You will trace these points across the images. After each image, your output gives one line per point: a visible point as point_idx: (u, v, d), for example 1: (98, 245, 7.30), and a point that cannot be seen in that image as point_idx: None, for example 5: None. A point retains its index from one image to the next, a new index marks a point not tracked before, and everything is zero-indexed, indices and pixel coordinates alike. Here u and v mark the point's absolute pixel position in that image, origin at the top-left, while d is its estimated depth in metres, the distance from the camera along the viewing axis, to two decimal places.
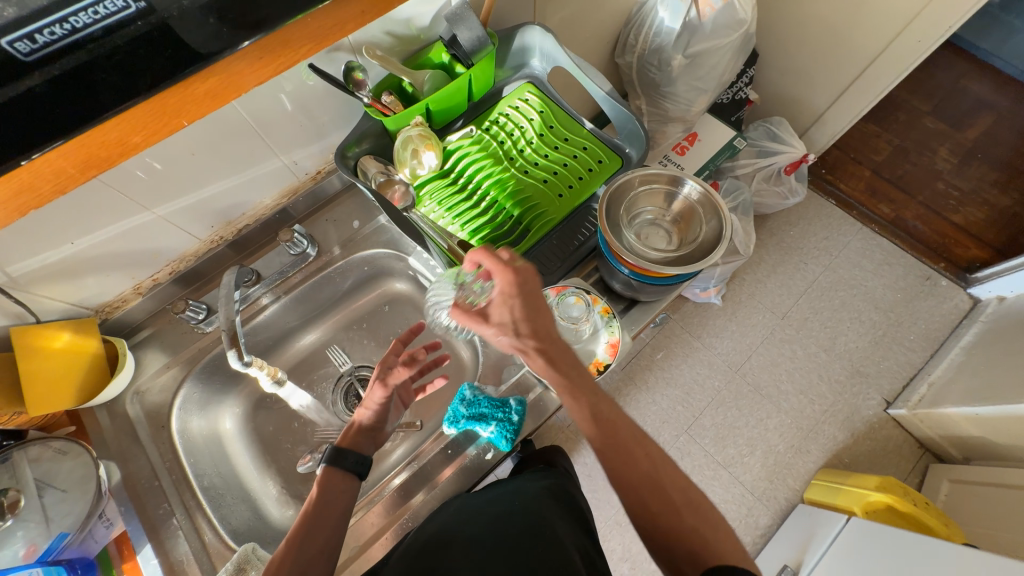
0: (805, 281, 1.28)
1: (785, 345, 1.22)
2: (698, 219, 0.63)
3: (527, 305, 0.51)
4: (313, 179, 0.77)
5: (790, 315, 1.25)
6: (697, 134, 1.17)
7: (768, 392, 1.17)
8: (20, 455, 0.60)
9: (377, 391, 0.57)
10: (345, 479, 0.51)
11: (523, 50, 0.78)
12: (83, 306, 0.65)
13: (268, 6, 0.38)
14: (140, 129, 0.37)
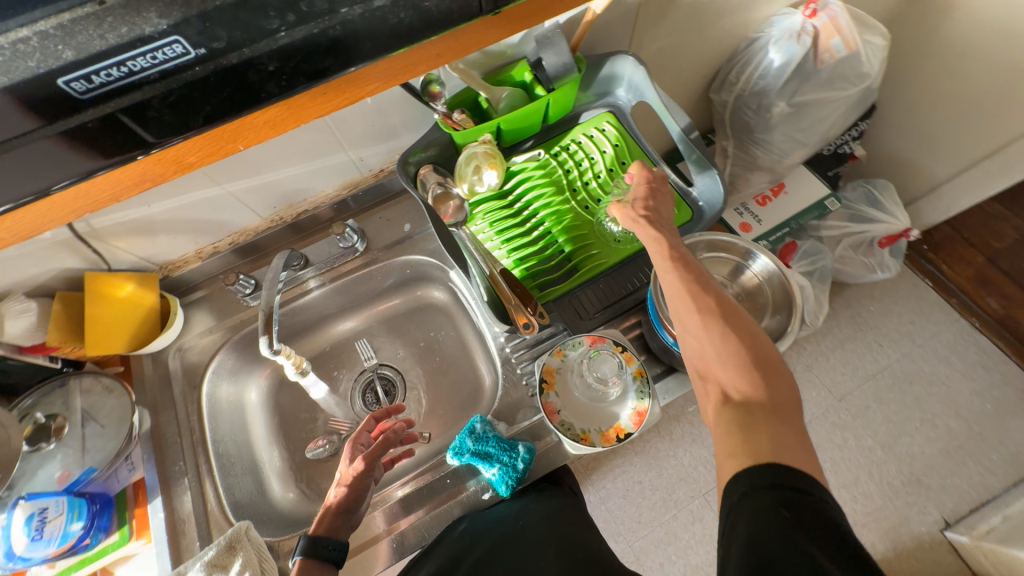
0: (877, 365, 1.14)
1: (837, 431, 1.08)
2: (764, 304, 0.55)
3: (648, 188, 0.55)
4: (375, 176, 0.78)
5: (850, 400, 1.11)
6: (784, 185, 1.08)
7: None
8: (74, 384, 0.66)
9: (348, 474, 0.56)
10: (321, 569, 0.49)
11: (610, 79, 0.74)
12: (150, 261, 0.70)
13: (330, 58, 0.33)
14: (199, 154, 0.36)
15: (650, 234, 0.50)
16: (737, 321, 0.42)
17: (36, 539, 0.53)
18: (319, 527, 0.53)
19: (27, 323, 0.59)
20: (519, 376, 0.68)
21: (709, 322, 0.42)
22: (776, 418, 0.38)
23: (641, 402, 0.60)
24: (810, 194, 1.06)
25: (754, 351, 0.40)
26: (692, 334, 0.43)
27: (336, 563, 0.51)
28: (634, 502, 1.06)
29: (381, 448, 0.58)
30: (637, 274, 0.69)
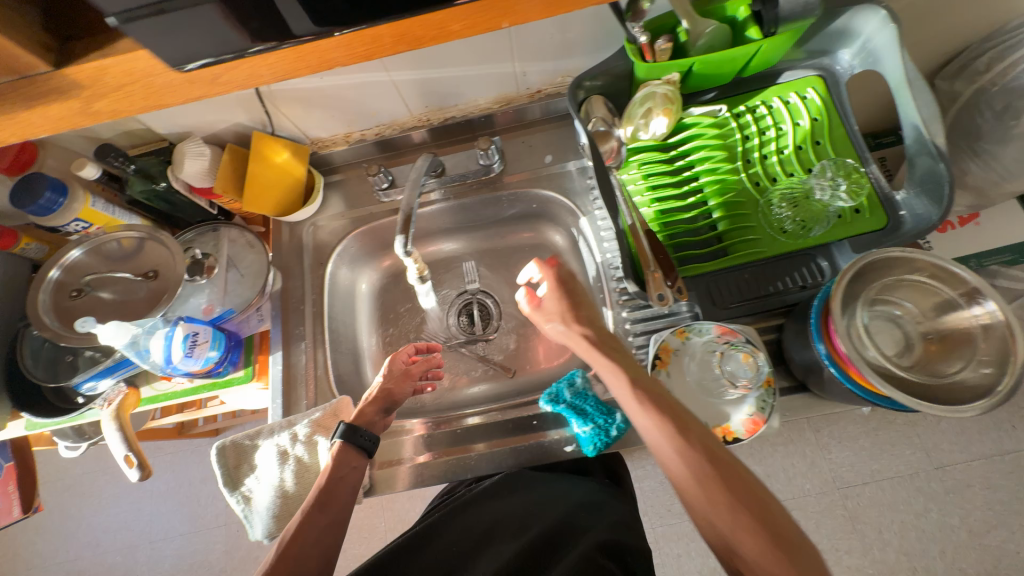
0: (1002, 447, 0.97)
1: (919, 498, 0.97)
2: (969, 355, 0.45)
3: (572, 296, 0.59)
4: (530, 96, 0.73)
5: (948, 470, 0.98)
6: (976, 216, 0.86)
7: (862, 528, 0.99)
8: (225, 232, 0.73)
9: (387, 378, 0.62)
10: (356, 457, 0.56)
11: (839, 35, 0.60)
12: (304, 134, 0.72)
13: None
14: (406, 41, 0.29)
15: (602, 360, 0.52)
16: (711, 442, 0.44)
17: (189, 356, 0.60)
18: (359, 415, 0.59)
19: (201, 166, 0.64)
20: (628, 346, 0.63)
21: (688, 443, 0.44)
22: (789, 558, 0.37)
23: (759, 411, 0.54)
24: (1010, 231, 0.83)
25: (733, 471, 0.42)
26: (677, 462, 0.44)
27: (369, 452, 0.56)
28: (668, 491, 1.04)
29: (423, 365, 0.65)
30: (795, 275, 0.60)
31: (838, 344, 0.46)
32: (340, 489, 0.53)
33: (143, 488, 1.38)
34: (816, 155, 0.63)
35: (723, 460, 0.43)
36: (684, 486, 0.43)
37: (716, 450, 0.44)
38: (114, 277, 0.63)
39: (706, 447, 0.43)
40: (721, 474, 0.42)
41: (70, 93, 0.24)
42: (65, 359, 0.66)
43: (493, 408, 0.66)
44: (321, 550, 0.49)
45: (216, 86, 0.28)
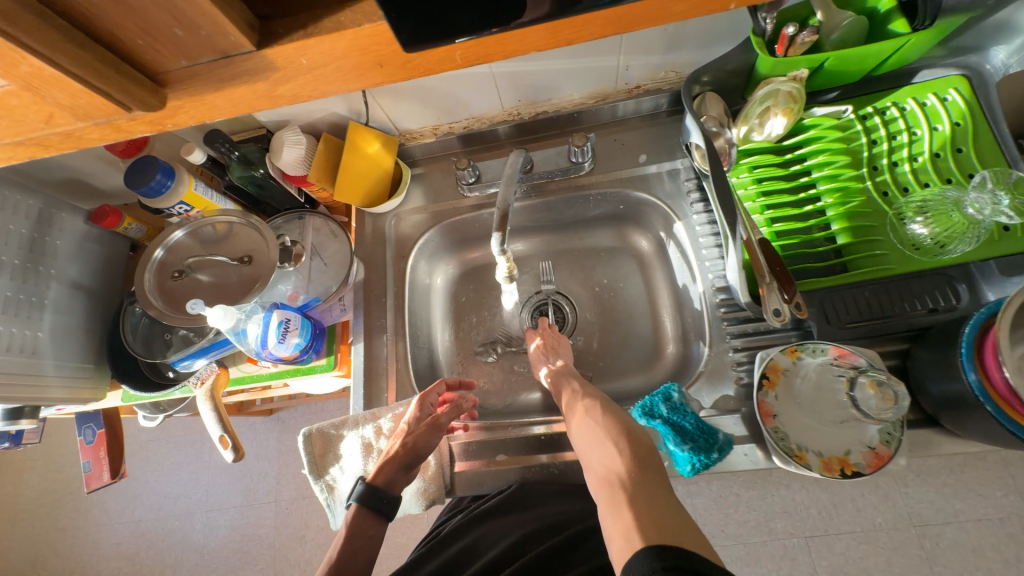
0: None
1: (1010, 546, 0.84)
2: None
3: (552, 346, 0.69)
4: (627, 92, 0.70)
5: None
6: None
7: (940, 571, 0.86)
8: (310, 219, 0.73)
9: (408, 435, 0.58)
10: (374, 524, 0.56)
11: (997, 29, 0.54)
12: (394, 125, 0.72)
13: None
14: (620, 22, 0.27)
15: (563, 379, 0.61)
16: (639, 444, 0.48)
17: (281, 342, 0.61)
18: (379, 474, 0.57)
19: (297, 155, 0.65)
20: (729, 362, 0.59)
21: (610, 438, 0.49)
22: (674, 531, 0.37)
23: (884, 445, 0.49)
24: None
25: (647, 468, 0.45)
26: (599, 457, 0.48)
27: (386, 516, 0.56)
28: (723, 511, 0.97)
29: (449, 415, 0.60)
30: (928, 296, 0.54)
31: (1006, 375, 0.41)
32: (354, 561, 0.53)
33: (199, 458, 1.44)
34: (957, 164, 0.56)
35: (641, 458, 0.47)
36: (611, 481, 0.45)
37: (642, 451, 0.48)
38: (213, 260, 0.63)
39: (631, 445, 0.48)
40: (642, 468, 0.45)
41: (260, 75, 0.26)
42: (163, 335, 0.68)
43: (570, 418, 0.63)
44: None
45: (418, 67, 0.27)
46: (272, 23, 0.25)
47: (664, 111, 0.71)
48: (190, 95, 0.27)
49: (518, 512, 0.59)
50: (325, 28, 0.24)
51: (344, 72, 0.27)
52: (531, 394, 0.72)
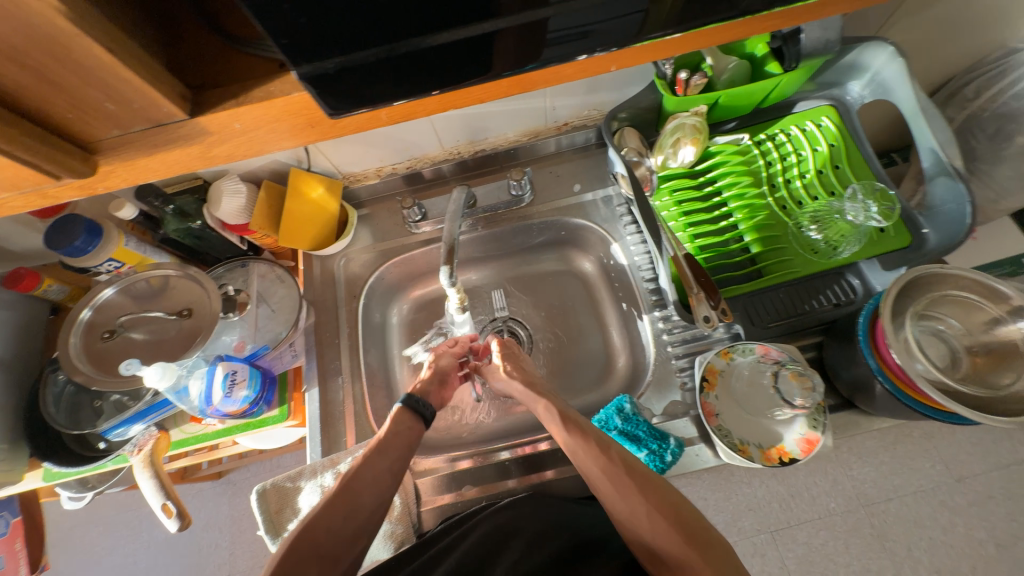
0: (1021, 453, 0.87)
1: (941, 512, 0.86)
2: (1020, 367, 0.46)
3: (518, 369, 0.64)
4: (557, 129, 0.76)
5: (971, 484, 0.87)
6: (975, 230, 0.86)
7: (892, 549, 0.87)
8: (255, 267, 0.72)
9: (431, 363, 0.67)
10: (412, 422, 0.57)
11: (850, 68, 0.64)
12: (337, 170, 0.73)
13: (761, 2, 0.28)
14: (521, 84, 0.31)
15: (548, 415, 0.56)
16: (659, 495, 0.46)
17: (227, 396, 0.58)
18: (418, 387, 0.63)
19: (237, 204, 0.65)
20: (672, 369, 0.64)
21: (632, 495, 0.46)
22: None
23: (813, 429, 0.53)
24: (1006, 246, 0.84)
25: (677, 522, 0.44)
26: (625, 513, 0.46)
27: (425, 419, 0.58)
28: None
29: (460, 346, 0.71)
30: (829, 293, 0.62)
31: (893, 357, 0.48)
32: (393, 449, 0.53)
33: (137, 538, 1.29)
34: (837, 179, 0.66)
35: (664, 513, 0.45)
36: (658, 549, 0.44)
37: (664, 500, 0.46)
38: (148, 316, 0.60)
39: (652, 501, 0.46)
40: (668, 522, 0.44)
41: (197, 138, 0.27)
42: (91, 404, 0.63)
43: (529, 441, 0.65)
44: (372, 494, 0.49)
45: (339, 127, 0.30)
46: (205, 92, 0.27)
47: (591, 145, 0.78)
48: (122, 161, 0.28)
49: (535, 506, 0.56)
50: (256, 96, 0.26)
51: (282, 133, 0.29)
52: (492, 421, 0.72)
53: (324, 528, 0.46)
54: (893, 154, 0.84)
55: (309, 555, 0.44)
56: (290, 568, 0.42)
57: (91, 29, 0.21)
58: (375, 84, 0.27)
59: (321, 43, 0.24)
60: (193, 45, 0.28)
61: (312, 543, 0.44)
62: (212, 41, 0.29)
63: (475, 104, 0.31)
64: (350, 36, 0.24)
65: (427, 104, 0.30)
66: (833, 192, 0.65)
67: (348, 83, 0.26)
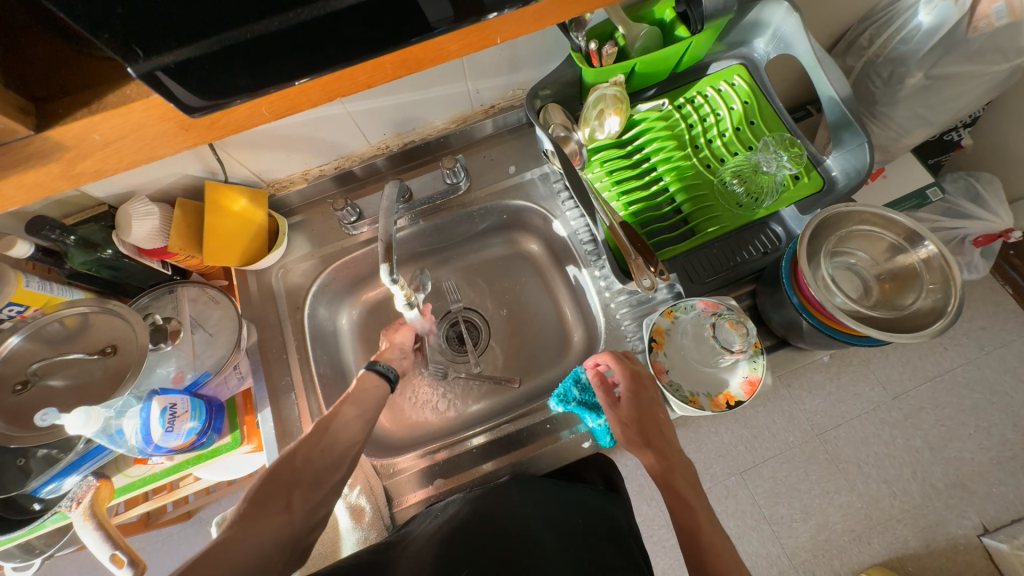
0: (946, 365, 0.95)
1: (884, 428, 0.92)
2: (919, 286, 0.51)
3: (654, 417, 0.56)
4: (484, 112, 0.75)
5: (905, 398, 0.93)
6: (883, 169, 0.93)
7: (845, 466, 0.91)
8: (183, 291, 0.67)
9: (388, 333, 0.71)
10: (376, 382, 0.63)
11: (753, 26, 0.67)
12: (260, 178, 0.69)
13: None
14: (406, 64, 0.30)
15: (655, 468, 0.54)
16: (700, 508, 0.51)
17: (169, 431, 0.55)
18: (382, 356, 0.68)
19: (151, 227, 0.60)
20: (623, 333, 0.66)
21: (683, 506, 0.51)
22: None
23: (753, 371, 0.57)
24: (909, 180, 0.91)
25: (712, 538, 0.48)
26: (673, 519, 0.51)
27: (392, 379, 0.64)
28: None
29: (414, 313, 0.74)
30: (756, 243, 0.66)
31: (811, 293, 0.52)
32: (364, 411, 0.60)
33: None
34: (753, 134, 0.69)
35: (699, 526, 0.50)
36: None
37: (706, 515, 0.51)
38: (65, 360, 0.55)
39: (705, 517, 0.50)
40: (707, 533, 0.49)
41: (53, 158, 0.25)
42: (14, 463, 0.56)
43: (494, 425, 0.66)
44: (347, 439, 0.57)
45: (222, 128, 0.29)
46: (50, 104, 0.25)
47: (523, 124, 0.78)
48: None
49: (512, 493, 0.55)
50: (111, 101, 0.25)
51: (170, 133, 0.28)
52: (459, 413, 0.72)
53: (306, 463, 0.54)
54: (809, 106, 0.89)
55: (288, 486, 0.52)
56: (271, 492, 0.51)
57: None
58: (282, 55, 0.25)
59: (220, 15, 0.22)
60: (35, 55, 0.26)
61: (292, 471, 0.53)
62: (60, 51, 0.26)
63: (363, 90, 0.31)
64: (252, 6, 0.22)
65: (310, 94, 0.30)
66: (750, 147, 0.69)
67: (256, 53, 0.25)
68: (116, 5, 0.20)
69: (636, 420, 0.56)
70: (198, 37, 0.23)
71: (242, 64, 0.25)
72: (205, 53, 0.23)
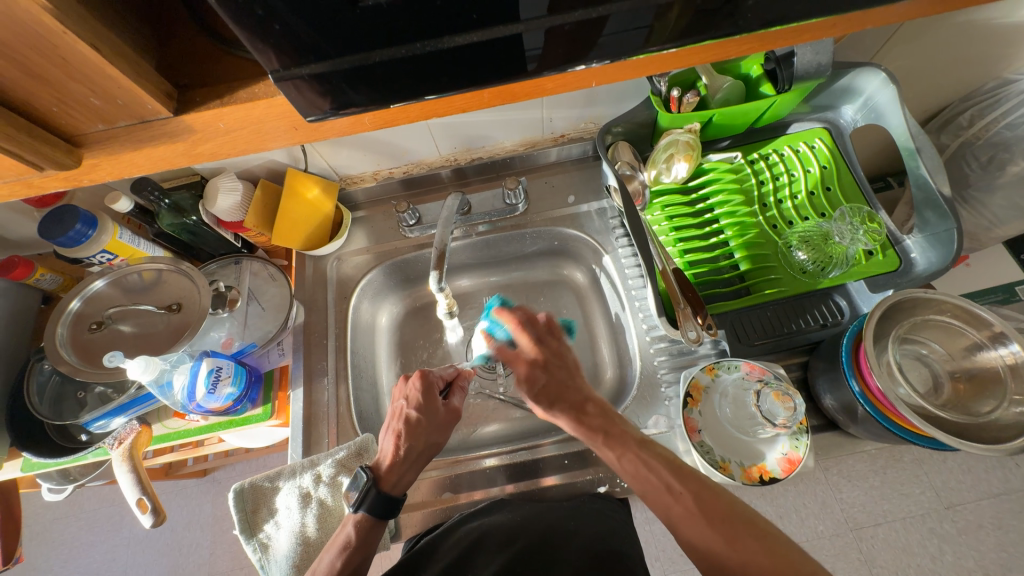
0: (1017, 483, 0.82)
1: (932, 540, 0.80)
2: (999, 394, 0.47)
3: (563, 387, 0.58)
4: (554, 140, 0.77)
5: (958, 509, 0.80)
6: (966, 256, 0.85)
7: (879, 573, 0.80)
8: (248, 264, 0.72)
9: (424, 431, 0.56)
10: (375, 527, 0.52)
11: (844, 92, 0.65)
12: (334, 172, 0.74)
13: (715, 31, 0.28)
14: (501, 95, 0.32)
15: (591, 434, 0.54)
16: (730, 506, 0.45)
17: (211, 393, 0.58)
18: (386, 464, 0.55)
19: (233, 201, 0.64)
20: (658, 382, 0.64)
21: (701, 525, 0.44)
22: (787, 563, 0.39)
23: (794, 449, 0.53)
24: (996, 272, 0.83)
25: (773, 550, 0.40)
26: (711, 546, 0.43)
27: (387, 514, 0.52)
28: None
29: (431, 394, 0.59)
30: (816, 314, 0.62)
31: (874, 383, 0.48)
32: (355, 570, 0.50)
33: (117, 534, 1.28)
34: (828, 200, 0.66)
35: (741, 535, 0.42)
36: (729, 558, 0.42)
37: (735, 513, 0.44)
38: (137, 309, 0.59)
39: (719, 512, 0.44)
40: (755, 544, 0.41)
41: (178, 136, 0.29)
42: (75, 395, 0.62)
43: (512, 449, 0.64)
44: None
45: (325, 131, 0.32)
46: (190, 91, 0.28)
47: (589, 157, 0.79)
48: (108, 153, 0.29)
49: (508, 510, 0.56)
50: (240, 97, 0.28)
51: (281, 131, 0.31)
52: (477, 430, 0.72)
53: None
54: (890, 179, 0.85)
55: None
56: None
57: (71, 23, 0.22)
58: (375, 83, 0.28)
59: (342, 42, 0.25)
60: (185, 48, 0.29)
61: None
62: (206, 45, 0.30)
63: (456, 113, 0.33)
64: (370, 38, 0.25)
65: (408, 111, 0.32)
66: (823, 214, 0.66)
67: (361, 80, 0.27)
68: (266, 24, 0.23)
69: (536, 392, 0.58)
70: (305, 62, 0.26)
71: (343, 84, 0.27)
72: (313, 73, 0.26)
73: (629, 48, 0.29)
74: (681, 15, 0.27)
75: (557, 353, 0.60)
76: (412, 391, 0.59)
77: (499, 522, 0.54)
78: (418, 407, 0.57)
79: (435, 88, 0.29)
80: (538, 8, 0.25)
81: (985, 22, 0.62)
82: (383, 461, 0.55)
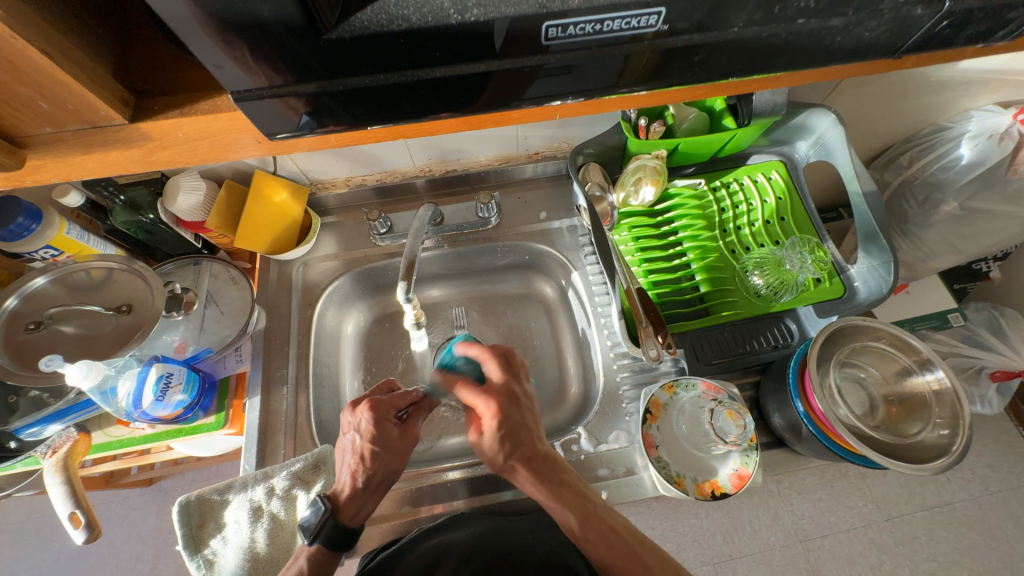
0: (946, 497, 0.88)
1: (871, 550, 0.84)
2: (925, 417, 0.51)
3: (524, 432, 0.54)
4: (528, 157, 0.79)
5: (895, 521, 0.85)
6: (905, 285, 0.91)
7: None
8: (207, 265, 0.69)
9: (382, 459, 0.54)
10: (330, 559, 0.51)
11: (798, 129, 0.70)
12: (304, 176, 0.73)
13: (675, 79, 0.30)
14: (470, 122, 0.33)
15: (551, 498, 0.51)
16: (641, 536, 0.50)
17: (159, 400, 0.55)
18: (340, 500, 0.53)
19: (195, 201, 0.62)
20: (620, 397, 0.66)
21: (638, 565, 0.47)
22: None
23: (744, 465, 0.56)
24: (931, 300, 0.90)
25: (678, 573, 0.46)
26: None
27: (344, 550, 0.51)
28: None
29: (382, 425, 0.55)
30: (768, 336, 0.66)
31: (818, 405, 0.51)
32: None
33: (46, 548, 1.18)
34: (781, 229, 0.71)
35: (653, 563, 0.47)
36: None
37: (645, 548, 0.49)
38: (82, 309, 0.55)
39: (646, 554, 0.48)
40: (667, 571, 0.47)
41: (135, 143, 0.28)
42: (4, 400, 0.58)
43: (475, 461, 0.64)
44: None
45: (290, 146, 0.32)
46: (148, 98, 0.28)
47: (562, 175, 0.81)
48: (56, 154, 0.28)
49: (467, 525, 0.56)
50: (202, 108, 0.28)
51: (246, 143, 0.31)
52: (441, 442, 0.71)
53: None
54: (840, 210, 0.91)
55: None
56: None
57: (19, 26, 0.21)
58: (343, 105, 0.28)
59: (311, 68, 0.25)
60: (146, 55, 0.29)
61: None
62: (167, 51, 0.29)
63: (425, 135, 0.34)
64: (340, 64, 0.26)
65: (376, 132, 0.32)
66: (777, 242, 0.70)
67: (332, 103, 0.27)
68: (238, 42, 0.23)
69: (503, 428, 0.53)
70: (273, 83, 0.26)
71: (311, 106, 0.28)
72: (281, 93, 0.26)
73: (596, 89, 0.30)
74: (645, 63, 0.29)
75: (521, 403, 0.56)
76: (362, 422, 0.56)
77: (457, 538, 0.54)
78: (371, 438, 0.55)
79: (405, 114, 0.29)
80: (505, 49, 0.26)
81: (921, 75, 0.68)
82: (338, 493, 0.54)
